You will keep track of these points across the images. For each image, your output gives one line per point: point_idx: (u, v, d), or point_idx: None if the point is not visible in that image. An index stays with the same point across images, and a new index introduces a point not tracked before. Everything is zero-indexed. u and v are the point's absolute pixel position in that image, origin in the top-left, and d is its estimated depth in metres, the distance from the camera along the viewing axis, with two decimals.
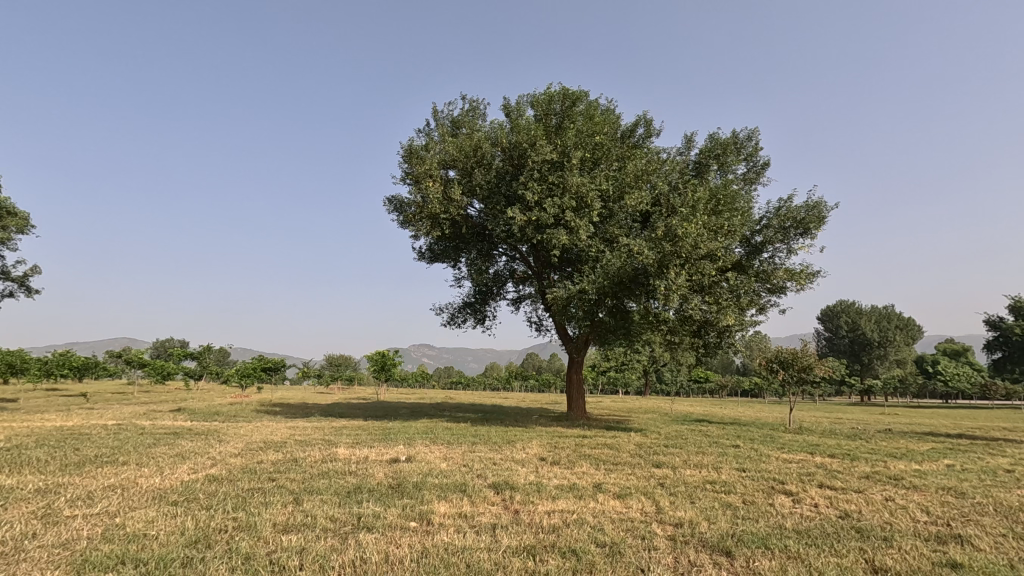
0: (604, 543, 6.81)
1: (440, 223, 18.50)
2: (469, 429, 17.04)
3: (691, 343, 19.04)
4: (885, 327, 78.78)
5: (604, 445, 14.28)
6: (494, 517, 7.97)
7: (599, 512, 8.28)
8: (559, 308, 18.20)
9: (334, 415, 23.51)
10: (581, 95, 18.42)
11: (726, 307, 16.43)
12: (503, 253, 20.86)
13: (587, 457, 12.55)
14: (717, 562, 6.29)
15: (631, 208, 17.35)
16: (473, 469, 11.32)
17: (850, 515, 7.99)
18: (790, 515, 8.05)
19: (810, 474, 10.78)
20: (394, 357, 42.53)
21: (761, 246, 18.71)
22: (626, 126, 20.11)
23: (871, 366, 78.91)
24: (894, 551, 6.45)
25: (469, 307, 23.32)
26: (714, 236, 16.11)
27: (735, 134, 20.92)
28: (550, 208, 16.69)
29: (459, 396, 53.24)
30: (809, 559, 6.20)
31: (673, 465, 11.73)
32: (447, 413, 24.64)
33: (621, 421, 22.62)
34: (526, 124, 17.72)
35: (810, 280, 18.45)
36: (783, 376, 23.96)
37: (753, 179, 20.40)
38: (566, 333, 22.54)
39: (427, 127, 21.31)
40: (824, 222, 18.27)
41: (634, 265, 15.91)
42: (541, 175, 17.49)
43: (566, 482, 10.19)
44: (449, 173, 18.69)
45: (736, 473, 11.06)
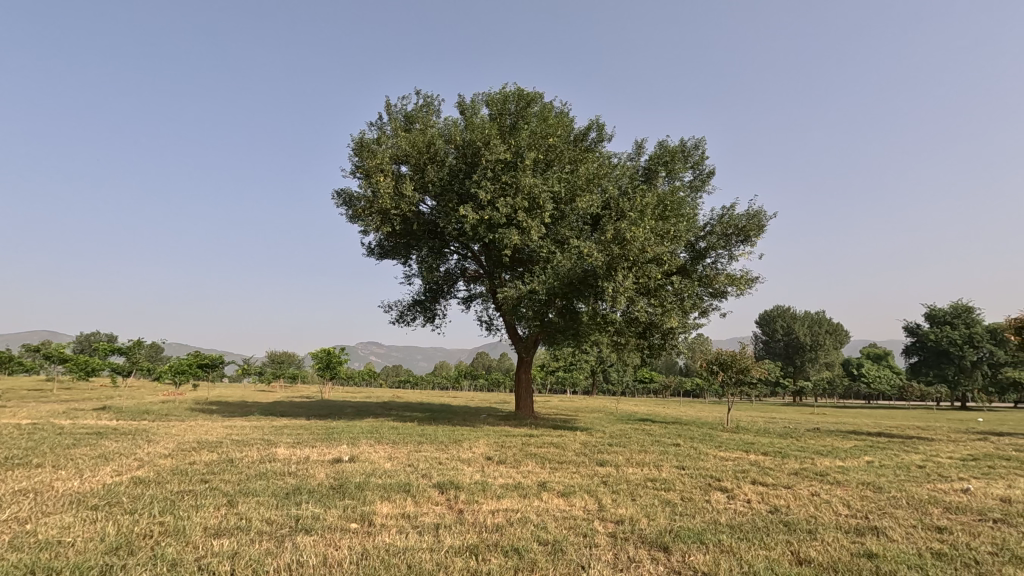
0: (547, 541, 6.88)
1: (391, 219, 18.22)
2: (416, 429, 16.83)
3: (637, 344, 19.53)
4: (817, 332, 83.34)
5: (550, 443, 14.44)
6: (438, 516, 7.92)
7: (543, 510, 8.37)
8: (509, 308, 18.29)
9: (275, 414, 22.68)
10: (535, 97, 18.58)
11: (670, 310, 16.92)
12: (455, 251, 20.72)
13: (533, 456, 12.66)
14: (655, 557, 6.48)
15: (582, 211, 17.62)
16: (419, 468, 11.19)
17: (779, 509, 8.42)
18: (724, 510, 8.40)
19: (744, 471, 11.27)
20: (340, 355, 41.46)
21: (704, 252, 19.40)
22: (579, 129, 20.42)
23: (804, 368, 82.72)
24: (817, 543, 6.84)
25: (418, 305, 23.03)
26: (660, 240, 16.53)
27: (683, 142, 21.57)
28: (502, 207, 16.69)
29: (407, 396, 52.47)
30: (740, 553, 6.47)
31: (616, 463, 12.01)
32: (394, 411, 24.30)
33: (568, 420, 22.98)
34: (481, 123, 17.66)
35: (749, 285, 19.24)
36: (722, 377, 24.94)
37: (699, 187, 21.11)
38: (516, 333, 22.63)
39: (379, 121, 20.89)
40: (763, 230, 19.14)
41: (584, 267, 16.17)
42: (494, 175, 17.47)
43: (512, 481, 10.24)
44: (401, 169, 18.42)
45: (676, 470, 11.43)
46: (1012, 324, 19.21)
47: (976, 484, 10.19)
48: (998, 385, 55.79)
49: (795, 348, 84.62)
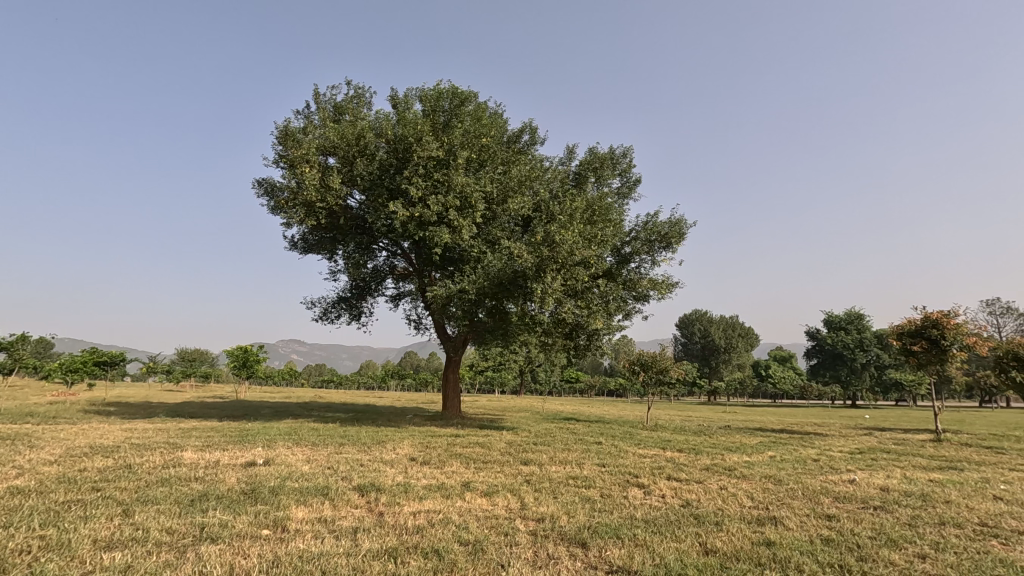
0: (467, 541, 6.87)
1: (316, 212, 17.53)
2: (337, 430, 16.28)
3: (564, 345, 19.90)
4: (731, 335, 88.62)
5: (475, 443, 14.41)
6: (357, 520, 7.70)
7: (465, 511, 8.34)
8: (438, 307, 18.12)
9: (182, 415, 21.16)
10: (470, 96, 18.55)
11: (595, 311, 17.41)
12: (384, 248, 20.27)
13: (457, 456, 12.60)
14: (573, 553, 6.63)
15: (513, 212, 17.79)
16: (338, 470, 10.83)
17: (690, 503, 8.87)
18: (640, 506, 8.75)
19: (660, 467, 11.79)
20: (257, 354, 39.32)
21: (629, 256, 20.12)
22: (512, 131, 20.57)
23: (718, 369, 87.67)
24: (723, 533, 7.27)
25: (344, 302, 22.32)
26: (588, 244, 16.95)
27: (612, 150, 22.24)
28: (433, 205, 16.50)
29: (332, 396, 50.64)
30: (653, 546, 6.76)
31: (540, 462, 12.20)
32: (315, 412, 23.41)
33: (494, 420, 23.03)
34: (413, 118, 17.34)
35: (670, 290, 20.14)
36: (644, 377, 25.94)
37: (626, 194, 21.87)
38: (445, 333, 22.44)
39: (307, 110, 20.05)
40: (683, 238, 20.13)
41: (513, 267, 16.31)
42: (426, 172, 17.23)
43: (435, 482, 10.13)
44: (328, 161, 17.78)
45: (597, 468, 11.78)
46: (895, 331, 21.24)
47: (861, 475, 11.22)
48: (883, 385, 61.87)
49: (711, 350, 89.55)
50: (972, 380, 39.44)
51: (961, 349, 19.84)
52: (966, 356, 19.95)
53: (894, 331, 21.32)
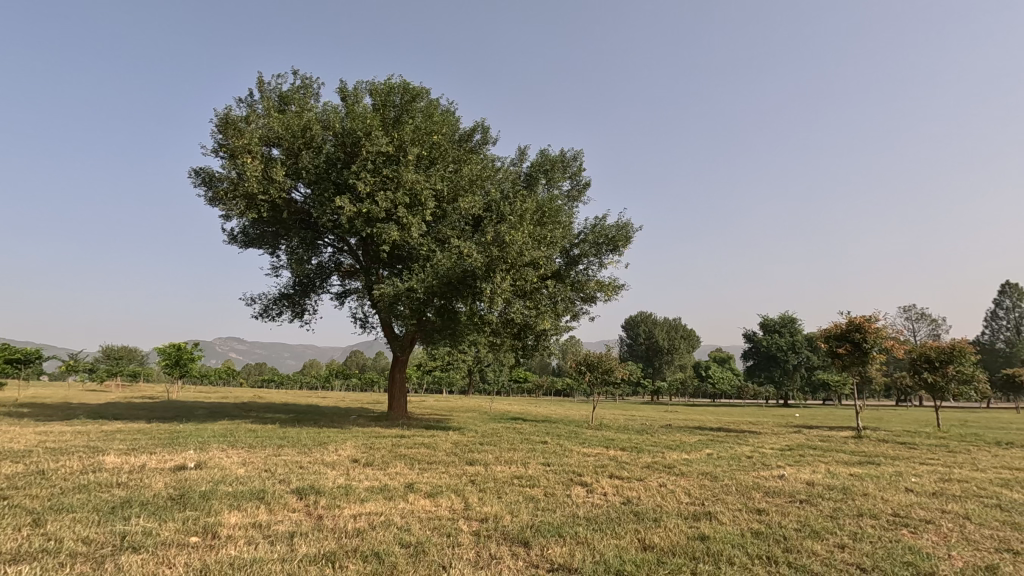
0: (409, 543, 6.77)
1: (257, 204, 16.83)
2: (276, 431, 15.67)
3: (512, 345, 19.96)
4: (673, 337, 91.59)
5: (421, 444, 14.22)
6: (294, 524, 7.44)
7: (408, 512, 8.22)
8: (385, 306, 17.80)
9: (106, 417, 19.84)
10: (421, 92, 18.34)
11: (543, 312, 17.57)
12: (329, 244, 19.71)
13: (402, 457, 12.41)
14: (516, 552, 6.66)
15: (464, 211, 17.72)
16: (275, 473, 10.43)
17: (631, 500, 9.09)
18: (583, 504, 8.89)
19: (603, 466, 12.01)
20: (191, 351, 37.41)
21: (577, 258, 20.41)
22: (464, 130, 20.49)
23: (661, 370, 90.30)
24: (661, 529, 7.49)
25: (286, 299, 21.54)
26: (537, 245, 17.08)
27: (563, 153, 22.51)
28: (382, 201, 16.18)
29: (272, 395, 48.80)
30: (593, 543, 6.89)
31: (485, 462, 12.19)
32: (254, 413, 22.45)
33: (441, 420, 22.79)
34: (363, 112, 16.95)
35: (616, 292, 20.56)
36: (590, 377, 26.36)
37: (575, 197, 22.19)
38: (392, 332, 22.05)
39: (250, 98, 19.23)
40: (630, 242, 20.63)
41: (462, 266, 16.23)
42: (375, 167, 16.87)
43: (377, 484, 9.93)
44: (272, 152, 17.14)
45: (542, 467, 11.88)
46: (823, 334, 22.53)
47: (790, 471, 11.83)
48: (812, 385, 65.50)
49: (654, 351, 92.20)
50: (890, 380, 42.42)
51: (881, 351, 21.29)
52: (885, 357, 21.42)
53: (822, 334, 22.60)
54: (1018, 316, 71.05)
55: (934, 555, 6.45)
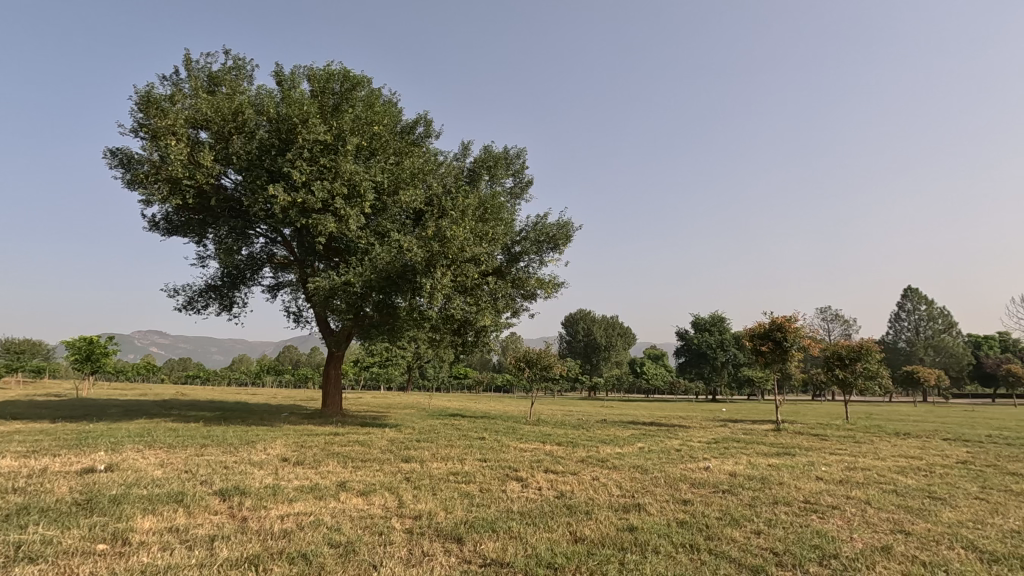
0: (339, 543, 6.61)
1: (182, 190, 15.84)
2: (199, 430, 14.86)
3: (452, 341, 19.86)
4: (611, 334, 94.11)
5: (355, 442, 13.88)
6: (215, 527, 7.09)
7: (339, 512, 8.01)
8: (320, 300, 17.26)
9: (3, 416, 18.10)
10: (362, 81, 17.84)
11: (484, 308, 17.56)
12: (262, 234, 18.88)
13: (335, 455, 12.09)
14: (448, 549, 6.63)
15: (404, 205, 17.43)
16: (197, 475, 9.86)
17: (564, 494, 9.27)
18: (517, 499, 8.99)
19: (539, 461, 12.19)
20: (105, 345, 34.78)
21: (519, 256, 20.54)
22: (406, 122, 20.15)
23: (599, 367, 91.63)
24: (592, 521, 7.68)
25: (213, 291, 20.45)
26: (479, 241, 17.05)
27: (506, 150, 22.57)
28: (318, 191, 15.61)
29: (195, 392, 46.11)
30: (526, 537, 6.98)
31: (422, 459, 12.07)
32: (175, 411, 21.18)
33: (378, 417, 22.32)
34: (300, 98, 16.28)
35: (556, 289, 20.84)
36: (529, 374, 26.62)
37: (518, 194, 22.31)
38: (328, 327, 21.39)
39: (175, 76, 18.04)
40: (570, 240, 20.99)
41: (402, 261, 15.96)
42: (312, 156, 16.25)
43: (307, 483, 9.61)
44: (200, 135, 16.20)
45: (478, 463, 11.91)
46: (748, 333, 23.81)
47: (715, 462, 12.45)
48: (739, 380, 68.84)
49: (592, 347, 94.31)
50: (806, 377, 45.40)
51: (799, 349, 22.75)
52: (802, 355, 22.91)
53: (747, 333, 23.87)
54: (917, 318, 77.46)
55: (838, 538, 6.97)
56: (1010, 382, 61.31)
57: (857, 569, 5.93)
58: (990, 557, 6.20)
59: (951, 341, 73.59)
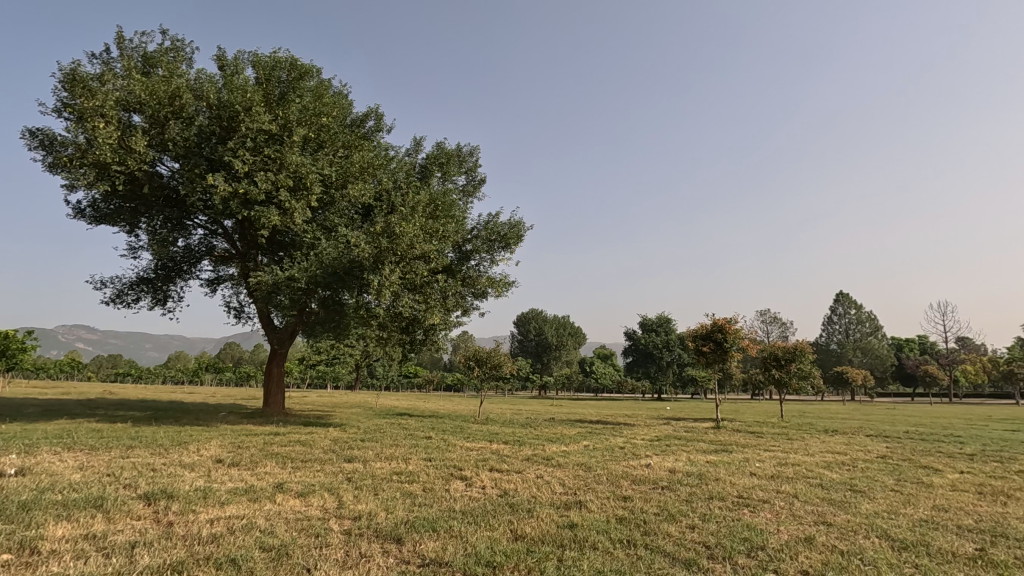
0: (271, 546, 6.38)
1: (110, 175, 14.91)
2: (126, 431, 14.04)
3: (400, 339, 19.55)
4: (562, 334, 95.33)
5: (296, 442, 13.45)
6: (137, 533, 6.70)
7: (273, 514, 7.75)
8: (263, 295, 16.66)
9: None
10: (310, 70, 17.42)
11: (432, 307, 17.38)
12: (200, 226, 18.03)
13: (274, 456, 11.67)
14: (387, 550, 6.51)
15: (353, 199, 17.07)
16: (120, 478, 9.30)
17: (507, 493, 9.29)
18: (460, 498, 8.95)
19: (485, 459, 12.17)
20: (22, 341, 32.28)
21: (469, 254, 20.47)
22: (356, 115, 19.74)
23: (549, 366, 92.81)
24: (533, 519, 7.73)
25: (145, 284, 19.35)
26: (429, 238, 16.88)
27: (459, 147, 22.47)
28: (261, 182, 15.01)
29: (121, 392, 43.32)
30: (466, 536, 6.94)
31: (365, 459, 11.83)
32: (100, 410, 19.88)
33: (322, 416, 21.73)
34: (243, 84, 15.63)
35: (506, 288, 20.86)
36: (478, 373, 26.58)
37: (470, 192, 22.24)
38: (271, 323, 20.66)
39: (106, 55, 16.97)
40: (521, 240, 21.07)
41: (349, 257, 15.60)
42: (255, 146, 15.62)
43: (242, 485, 9.25)
44: (132, 119, 15.32)
45: (423, 462, 11.78)
46: (691, 334, 24.59)
47: (656, 460, 12.78)
48: (683, 380, 71.02)
49: (543, 347, 95.19)
50: (745, 377, 47.24)
51: (738, 350, 23.67)
52: (741, 355, 23.84)
53: (690, 334, 24.61)
54: (848, 321, 82.03)
55: (766, 530, 7.29)
56: (927, 382, 66.03)
57: (781, 559, 6.21)
58: (901, 544, 6.64)
59: (877, 343, 78.44)
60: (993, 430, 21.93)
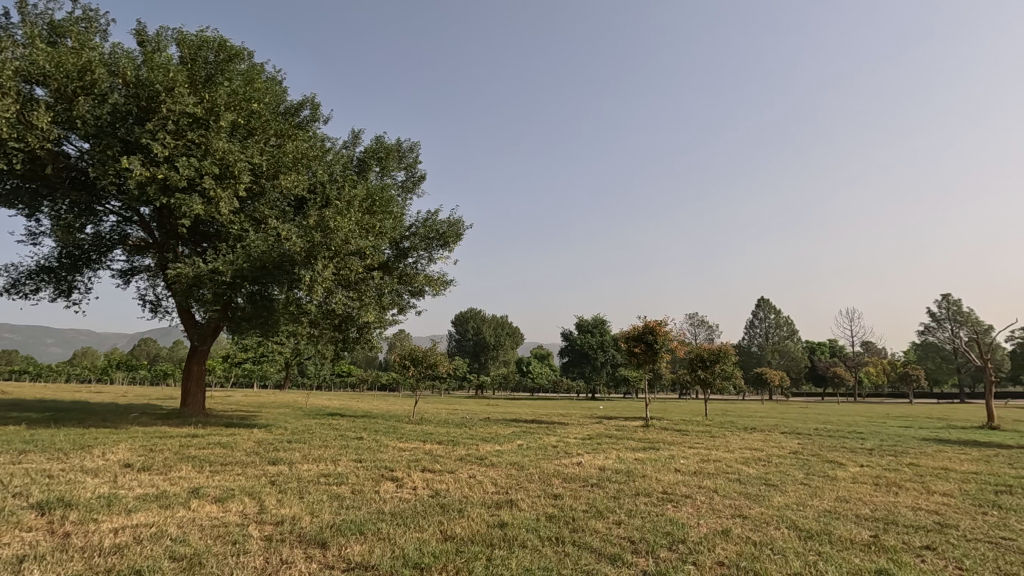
0: (182, 556, 5.99)
1: (6, 153, 13.52)
2: (19, 434, 12.78)
3: (332, 337, 18.96)
4: (500, 334, 95.73)
5: (216, 444, 12.75)
6: (27, 546, 6.12)
7: (187, 521, 7.29)
8: (183, 288, 15.66)
9: None
10: (241, 53, 16.56)
11: (367, 304, 16.98)
12: (112, 212, 16.72)
13: (190, 459, 10.99)
14: (311, 555, 6.28)
15: (285, 190, 16.34)
16: (9, 486, 8.45)
17: (439, 493, 9.21)
18: (390, 499, 8.78)
19: (417, 460, 12.01)
20: None
21: (407, 251, 20.16)
22: (290, 103, 18.99)
23: (487, 366, 92.90)
24: (463, 519, 7.70)
25: (46, 273, 17.71)
26: (365, 234, 16.47)
27: (399, 142, 22.10)
28: (183, 168, 14.09)
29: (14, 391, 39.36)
30: (395, 538, 6.81)
31: (290, 461, 11.37)
32: None
33: (246, 416, 20.70)
34: (165, 63, 14.64)
35: (444, 287, 20.69)
36: (414, 373, 26.21)
37: (409, 188, 21.90)
38: (191, 318, 19.48)
39: (4, 20, 15.41)
40: (460, 239, 20.97)
41: (279, 250, 14.90)
42: (177, 129, 14.66)
43: (153, 491, 8.65)
44: (35, 92, 13.99)
45: (353, 463, 11.47)
46: (624, 336, 25.33)
47: (587, 458, 13.06)
48: (616, 380, 73.06)
49: (481, 347, 95.20)
50: (673, 377, 49.16)
51: (667, 352, 24.63)
52: (670, 356, 24.83)
53: (623, 336, 25.37)
54: (768, 325, 87.16)
55: (687, 524, 7.61)
56: (836, 382, 71.31)
57: (700, 551, 6.50)
58: (806, 533, 7.12)
59: (794, 346, 83.89)
60: (889, 427, 23.98)
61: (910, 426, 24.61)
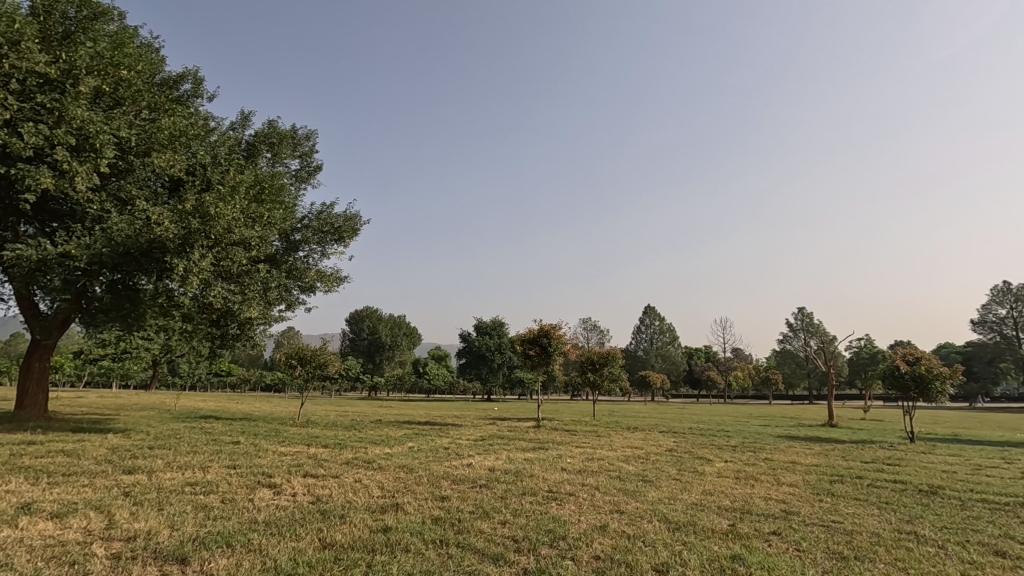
0: None
1: None
2: None
3: (208, 333, 17.43)
4: (398, 334, 93.64)
5: (59, 452, 11.19)
6: None
7: (11, 542, 6.29)
8: (23, 273, 13.57)
9: None
10: (109, 13, 14.80)
11: (250, 299, 15.79)
12: None
13: (22, 470, 9.52)
14: (166, 572, 5.71)
15: (158, 170, 14.74)
16: None
17: (320, 499, 8.76)
18: (265, 507, 8.21)
19: (299, 464, 11.36)
20: None
21: (298, 244, 19.11)
22: (168, 75, 17.26)
23: (382, 367, 90.35)
24: (345, 525, 7.40)
25: None
26: (250, 223, 15.37)
27: (293, 129, 20.90)
28: (30, 135, 12.23)
29: None
30: (267, 549, 6.39)
31: (150, 469, 10.25)
32: None
33: (99, 420, 18.39)
34: (10, 11, 12.65)
35: (337, 284, 19.83)
36: (301, 373, 24.82)
37: (303, 178, 20.76)
38: (34, 308, 16.97)
39: None
40: (356, 234, 20.24)
41: (148, 236, 13.39)
42: (22, 90, 12.73)
43: None
44: None
45: (224, 470, 10.57)
46: (520, 338, 25.80)
47: (478, 459, 13.10)
48: (512, 381, 74.25)
49: (377, 347, 92.46)
50: (566, 379, 50.88)
51: (560, 354, 25.45)
52: (562, 359, 25.68)
53: (519, 338, 25.85)
54: (653, 331, 93.15)
55: (568, 521, 7.89)
56: (710, 385, 77.83)
57: (578, 546, 6.78)
58: (674, 525, 7.68)
59: (675, 351, 90.46)
60: (751, 425, 26.62)
61: (767, 424, 27.49)
